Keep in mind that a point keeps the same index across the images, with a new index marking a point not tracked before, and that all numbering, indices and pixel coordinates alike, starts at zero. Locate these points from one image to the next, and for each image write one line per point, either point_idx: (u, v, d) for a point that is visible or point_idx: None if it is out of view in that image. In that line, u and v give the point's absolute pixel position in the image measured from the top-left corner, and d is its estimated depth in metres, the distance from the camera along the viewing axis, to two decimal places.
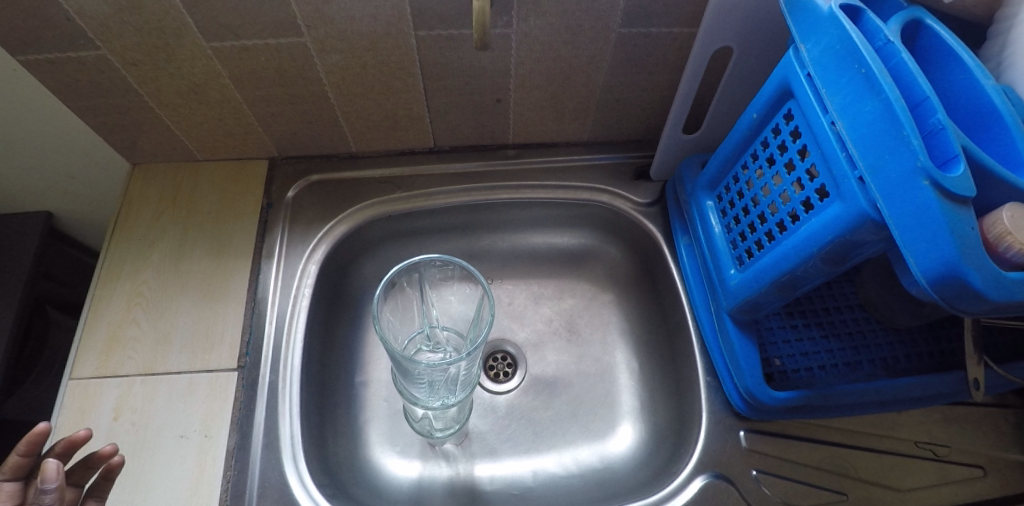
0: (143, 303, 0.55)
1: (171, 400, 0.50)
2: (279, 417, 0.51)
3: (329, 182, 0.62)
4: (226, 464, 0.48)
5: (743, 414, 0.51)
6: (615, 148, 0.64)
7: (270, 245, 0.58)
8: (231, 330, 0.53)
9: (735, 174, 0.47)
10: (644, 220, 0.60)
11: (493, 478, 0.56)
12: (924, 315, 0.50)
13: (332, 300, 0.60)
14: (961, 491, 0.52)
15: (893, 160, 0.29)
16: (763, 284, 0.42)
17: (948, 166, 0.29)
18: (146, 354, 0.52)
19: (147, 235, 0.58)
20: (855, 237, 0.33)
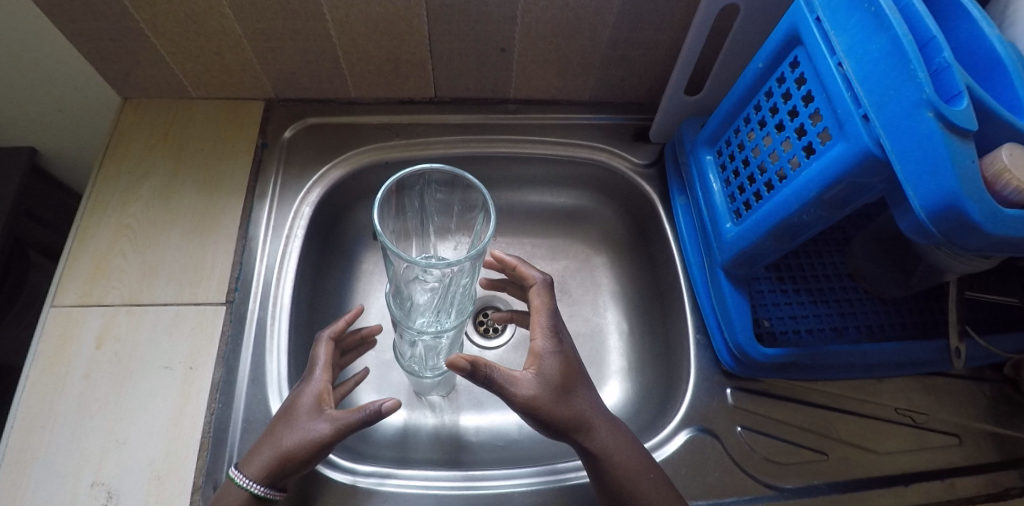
0: (131, 235, 0.54)
1: (156, 331, 0.50)
2: (267, 353, 0.51)
3: (325, 126, 0.61)
4: (211, 397, 0.48)
5: (731, 371, 0.52)
6: (615, 109, 0.64)
7: (263, 185, 0.57)
8: (221, 265, 0.53)
9: (736, 128, 0.48)
10: (642, 181, 0.61)
11: (478, 429, 0.57)
12: (910, 287, 0.54)
13: (324, 245, 0.60)
14: (938, 458, 0.53)
15: (898, 96, 0.30)
16: (761, 233, 0.43)
17: (952, 101, 0.29)
18: (132, 285, 0.52)
19: (137, 168, 0.57)
20: (856, 178, 0.34)
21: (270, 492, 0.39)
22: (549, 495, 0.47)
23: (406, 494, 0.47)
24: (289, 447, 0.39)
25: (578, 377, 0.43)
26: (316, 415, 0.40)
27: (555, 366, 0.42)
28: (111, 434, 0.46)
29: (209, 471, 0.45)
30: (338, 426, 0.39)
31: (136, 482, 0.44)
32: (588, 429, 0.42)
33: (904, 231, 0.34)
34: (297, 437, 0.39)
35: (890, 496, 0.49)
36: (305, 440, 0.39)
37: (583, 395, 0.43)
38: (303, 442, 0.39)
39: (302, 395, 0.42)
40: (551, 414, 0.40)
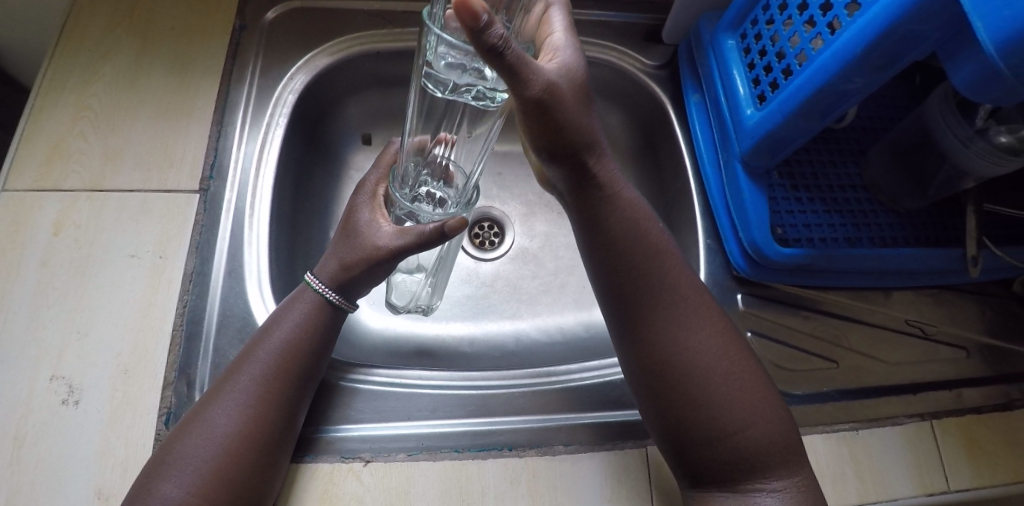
0: (92, 117, 0.48)
1: (121, 218, 0.45)
2: (246, 246, 0.46)
3: (310, 10, 0.55)
4: (183, 289, 0.44)
5: (743, 276, 0.50)
6: (626, 7, 0.59)
7: (241, 69, 0.52)
8: (194, 151, 0.48)
9: (764, 3, 0.44)
10: (653, 83, 0.57)
11: (472, 341, 0.54)
12: (927, 198, 0.51)
13: (310, 142, 0.55)
14: (947, 370, 0.50)
15: None
16: (790, 110, 0.41)
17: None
18: (94, 169, 0.46)
19: (99, 46, 0.50)
20: (911, 25, 0.31)
21: (342, 300, 0.43)
22: (550, 398, 0.45)
23: (397, 393, 0.44)
24: (346, 257, 0.43)
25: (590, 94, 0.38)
26: (375, 219, 0.43)
27: (577, 70, 0.36)
28: (72, 325, 0.41)
29: (183, 367, 0.42)
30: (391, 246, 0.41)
31: (102, 377, 0.40)
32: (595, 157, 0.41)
33: (959, 86, 0.33)
34: (353, 248, 0.43)
35: (901, 403, 0.47)
36: (360, 256, 0.42)
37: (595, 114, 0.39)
38: (358, 251, 0.42)
39: (360, 211, 0.44)
40: (573, 120, 0.35)
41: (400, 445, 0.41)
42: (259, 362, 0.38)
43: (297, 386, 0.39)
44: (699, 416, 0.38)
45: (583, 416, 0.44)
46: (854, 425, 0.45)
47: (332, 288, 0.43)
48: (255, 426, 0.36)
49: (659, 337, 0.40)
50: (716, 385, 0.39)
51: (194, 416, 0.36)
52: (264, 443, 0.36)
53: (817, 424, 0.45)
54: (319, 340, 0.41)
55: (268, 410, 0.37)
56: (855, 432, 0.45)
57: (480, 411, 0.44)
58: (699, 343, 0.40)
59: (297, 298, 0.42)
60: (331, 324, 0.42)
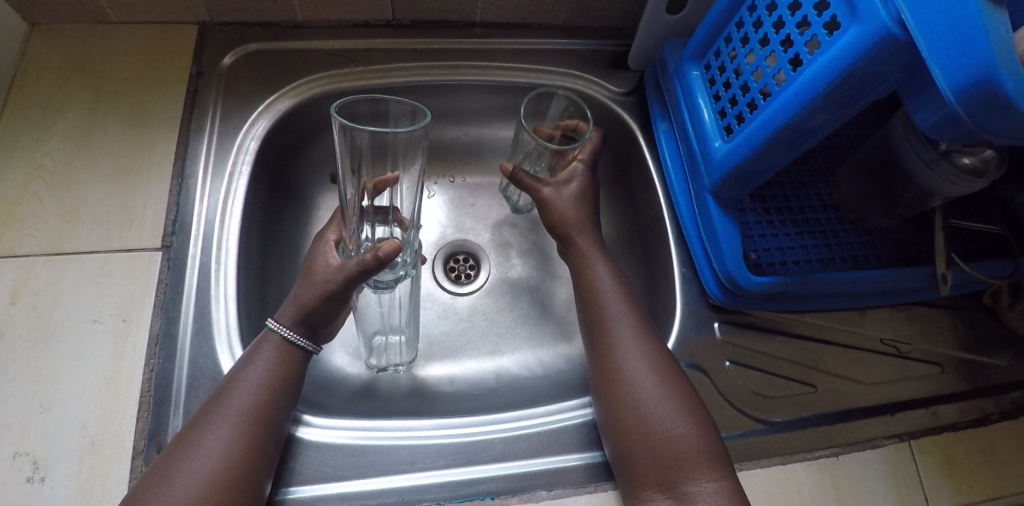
0: (47, 176, 0.46)
1: (81, 281, 0.44)
2: (213, 303, 0.45)
3: (270, 52, 0.54)
4: (150, 352, 0.43)
5: (718, 303, 0.50)
6: (591, 34, 0.59)
7: (201, 117, 0.51)
8: (154, 207, 0.47)
9: (727, 35, 0.44)
10: (622, 110, 0.57)
11: (453, 380, 0.54)
12: (896, 216, 0.51)
13: (277, 186, 0.54)
14: (922, 387, 0.50)
15: None
16: (757, 144, 0.41)
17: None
18: (52, 232, 0.45)
19: (50, 101, 0.49)
20: (870, 67, 0.31)
21: (312, 345, 0.43)
22: (531, 441, 0.45)
23: (375, 446, 0.43)
24: (303, 300, 0.42)
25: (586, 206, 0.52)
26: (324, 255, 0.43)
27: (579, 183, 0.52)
28: (35, 399, 0.40)
29: (152, 433, 0.41)
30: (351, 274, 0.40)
31: (67, 452, 0.39)
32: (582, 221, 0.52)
33: (919, 124, 0.33)
34: (312, 287, 0.42)
35: (878, 425, 0.48)
36: (317, 295, 0.41)
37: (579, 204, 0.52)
38: (315, 296, 0.41)
39: (317, 259, 0.43)
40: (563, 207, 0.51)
41: (380, 500, 0.40)
42: (230, 407, 0.38)
43: (269, 432, 0.39)
44: (643, 417, 0.40)
45: (566, 458, 0.43)
46: (835, 451, 0.45)
47: (298, 332, 0.42)
48: (226, 473, 0.35)
49: (609, 359, 0.45)
50: (662, 404, 0.41)
51: (167, 464, 0.35)
52: (229, 489, 0.35)
53: (798, 451, 0.45)
54: (289, 381, 0.41)
55: (240, 455, 0.36)
56: (836, 457, 0.45)
57: (460, 460, 0.43)
58: (650, 366, 0.43)
59: (263, 343, 0.41)
60: (298, 368, 0.42)
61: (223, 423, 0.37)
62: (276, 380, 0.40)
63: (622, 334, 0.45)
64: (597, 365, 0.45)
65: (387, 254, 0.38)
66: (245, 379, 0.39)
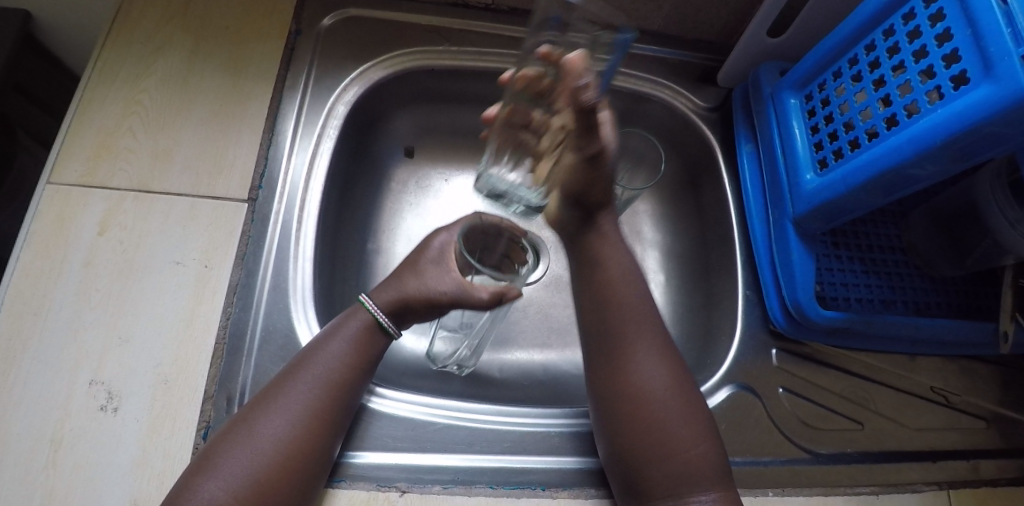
0: (142, 113, 0.47)
1: (168, 222, 0.44)
2: (290, 261, 0.46)
3: (368, 20, 0.55)
4: (227, 301, 0.43)
5: (778, 330, 0.51)
6: (681, 45, 0.60)
7: (295, 75, 0.51)
8: (244, 158, 0.47)
9: (836, 69, 0.45)
10: (704, 126, 0.58)
11: (503, 368, 0.55)
12: (965, 267, 0.51)
13: (357, 155, 0.55)
14: (965, 439, 0.51)
15: None
16: (854, 183, 0.41)
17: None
18: (143, 169, 0.45)
19: (153, 40, 0.49)
20: (995, 127, 0.31)
21: (392, 325, 0.43)
22: (583, 439, 0.45)
23: (433, 423, 0.44)
24: (406, 289, 0.42)
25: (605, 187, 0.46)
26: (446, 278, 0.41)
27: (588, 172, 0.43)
28: (114, 331, 0.41)
29: (222, 381, 0.41)
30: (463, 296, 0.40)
31: (142, 386, 0.40)
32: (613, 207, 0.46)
33: None
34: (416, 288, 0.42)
35: (919, 470, 0.48)
36: (423, 296, 0.41)
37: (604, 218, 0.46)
38: (421, 297, 0.42)
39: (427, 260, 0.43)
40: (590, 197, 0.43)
41: (435, 477, 0.41)
42: (312, 375, 0.39)
43: (343, 407, 0.39)
44: (651, 425, 0.39)
45: None
46: (875, 489, 0.46)
47: (388, 316, 0.43)
48: (298, 436, 0.36)
49: (613, 365, 0.42)
50: (666, 414, 0.39)
51: (243, 419, 0.36)
52: (298, 453, 0.36)
53: (839, 485, 0.46)
54: (368, 360, 0.41)
55: (313, 423, 0.37)
56: (876, 495, 0.46)
57: (514, 448, 0.44)
58: (646, 371, 0.41)
59: (352, 316, 0.42)
60: (380, 346, 0.42)
61: (302, 389, 0.38)
62: (359, 355, 0.41)
63: (621, 331, 0.43)
64: (598, 365, 0.43)
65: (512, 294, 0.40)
66: (329, 351, 0.40)
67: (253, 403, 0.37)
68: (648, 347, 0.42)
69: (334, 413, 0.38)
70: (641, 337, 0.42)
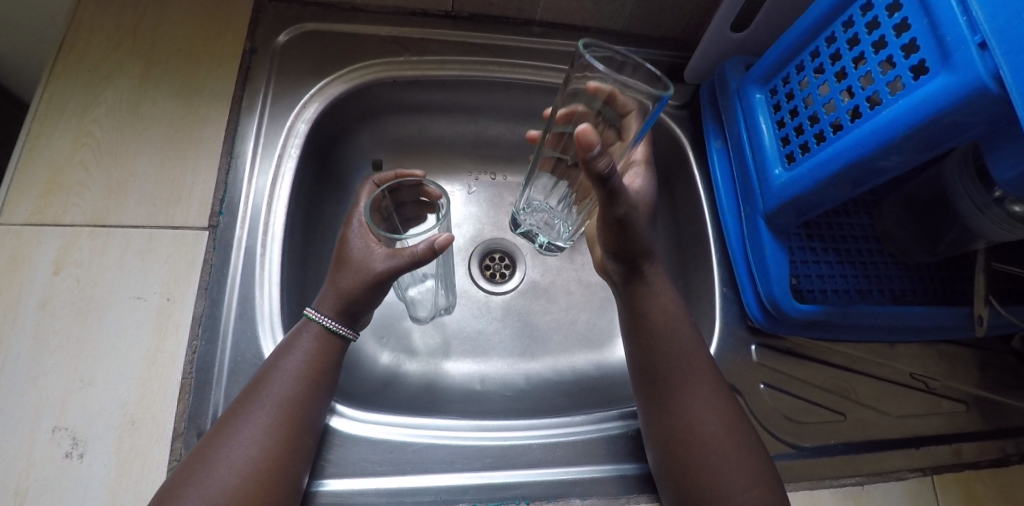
0: (94, 144, 0.45)
1: (126, 256, 0.43)
2: (256, 288, 0.45)
3: (324, 34, 0.53)
4: (192, 333, 0.42)
5: (756, 326, 0.51)
6: (647, 42, 0.59)
7: (252, 95, 0.50)
8: (202, 185, 0.46)
9: (799, 62, 0.44)
10: (674, 123, 0.57)
11: (484, 380, 0.54)
12: (937, 253, 0.51)
13: (321, 172, 0.54)
14: (946, 423, 0.51)
15: None
16: (821, 177, 0.41)
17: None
18: (97, 202, 0.44)
19: (101, 67, 0.48)
20: (957, 116, 0.31)
21: (351, 332, 0.42)
22: (568, 449, 0.44)
23: (414, 445, 0.43)
24: (343, 288, 0.41)
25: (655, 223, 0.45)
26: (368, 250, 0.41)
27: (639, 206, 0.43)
28: (75, 373, 0.40)
29: (192, 416, 0.40)
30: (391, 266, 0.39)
31: (107, 429, 0.38)
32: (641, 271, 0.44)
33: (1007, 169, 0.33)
34: (348, 275, 0.40)
35: (903, 457, 0.48)
36: (362, 283, 0.40)
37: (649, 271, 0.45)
38: (358, 285, 0.40)
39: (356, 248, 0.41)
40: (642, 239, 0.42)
41: (417, 498, 0.40)
42: (268, 400, 0.38)
43: (304, 428, 0.38)
44: (706, 472, 0.39)
45: (601, 467, 0.44)
46: (860, 480, 0.46)
47: (339, 321, 0.41)
48: (264, 464, 0.35)
49: (665, 412, 0.41)
50: (723, 460, 0.39)
51: (204, 451, 0.35)
52: (264, 485, 0.35)
53: (825, 478, 0.46)
54: (325, 373, 0.40)
55: (276, 448, 0.36)
56: (862, 487, 0.46)
57: (498, 463, 0.43)
58: (702, 417, 0.40)
59: (303, 330, 0.41)
60: (336, 355, 0.42)
61: (262, 417, 0.37)
62: (315, 370, 0.40)
63: (672, 376, 0.42)
64: (650, 411, 0.43)
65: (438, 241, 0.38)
66: (285, 372, 0.39)
67: (211, 436, 0.36)
68: (694, 388, 0.42)
69: (297, 435, 0.38)
70: (691, 381, 0.42)
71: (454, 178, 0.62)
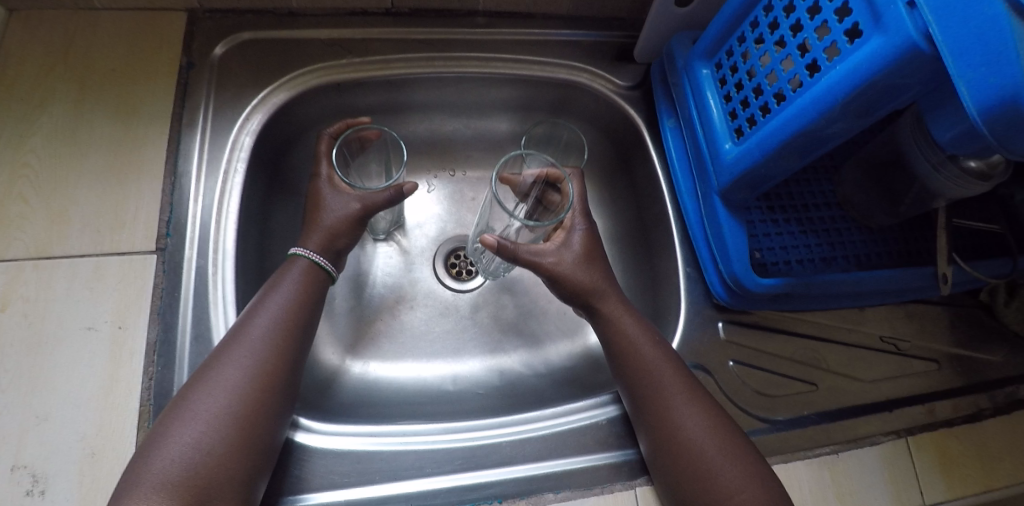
0: (32, 175, 0.44)
1: (73, 286, 0.42)
2: (211, 307, 0.44)
3: (262, 42, 0.52)
4: (148, 359, 0.41)
5: (723, 303, 0.50)
6: (594, 25, 0.58)
7: (192, 111, 0.49)
8: (147, 208, 0.45)
9: (741, 34, 0.43)
10: (626, 105, 0.57)
11: (456, 379, 0.54)
12: (899, 214, 0.50)
13: (273, 184, 0.53)
14: (918, 384, 0.51)
15: None
16: (769, 150, 0.40)
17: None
18: (39, 234, 0.43)
19: (33, 95, 0.46)
20: (893, 79, 0.30)
21: (330, 265, 0.47)
22: (538, 444, 0.44)
23: (381, 453, 0.43)
24: (330, 227, 0.47)
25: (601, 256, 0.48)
26: (343, 197, 0.48)
27: (581, 241, 0.47)
28: (29, 410, 0.39)
29: None
30: (367, 203, 0.48)
31: (65, 464, 0.38)
32: (601, 294, 0.46)
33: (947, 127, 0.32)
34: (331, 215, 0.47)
35: (877, 422, 0.48)
36: (343, 218, 0.47)
37: (608, 300, 0.46)
38: (339, 220, 0.47)
39: (326, 193, 0.48)
40: (574, 281, 0.46)
41: None
42: (260, 326, 0.40)
43: (297, 351, 0.41)
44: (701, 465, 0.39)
45: (574, 461, 0.43)
46: (835, 448, 0.46)
47: (325, 258, 0.47)
48: (258, 384, 0.37)
49: (653, 413, 0.41)
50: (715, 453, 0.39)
51: (204, 371, 0.37)
52: (262, 398, 0.37)
53: (800, 449, 0.46)
54: (311, 302, 0.44)
55: (273, 360, 0.39)
56: (836, 454, 0.46)
57: (468, 464, 0.43)
58: (689, 416, 0.41)
59: (292, 265, 0.45)
60: (320, 287, 0.46)
61: (259, 335, 0.40)
62: (304, 298, 0.43)
63: (653, 377, 0.43)
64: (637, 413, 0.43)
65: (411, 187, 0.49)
66: (276, 300, 0.42)
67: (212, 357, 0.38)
68: (678, 388, 0.42)
69: (291, 354, 0.40)
70: (674, 383, 0.42)
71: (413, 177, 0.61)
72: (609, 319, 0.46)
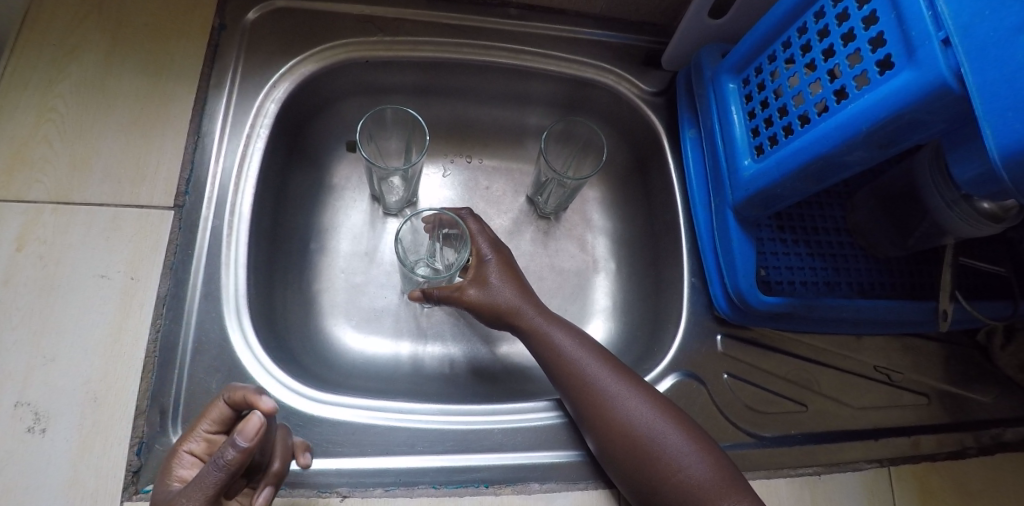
0: (58, 120, 0.45)
1: (90, 234, 0.43)
2: (222, 267, 0.45)
3: (296, 11, 0.52)
4: (157, 313, 0.42)
5: (723, 317, 0.51)
6: (625, 27, 0.58)
7: (221, 73, 0.49)
8: (169, 164, 0.45)
9: (771, 53, 0.43)
10: (649, 111, 0.57)
11: (452, 363, 0.55)
12: (908, 247, 0.51)
13: (292, 152, 0.54)
14: (906, 416, 0.52)
15: (994, 17, 0.26)
16: (787, 171, 0.41)
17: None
18: (61, 179, 0.43)
19: (65, 41, 0.47)
20: (919, 114, 0.31)
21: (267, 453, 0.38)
22: (528, 434, 0.45)
23: (375, 427, 0.43)
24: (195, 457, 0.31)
25: (518, 272, 0.51)
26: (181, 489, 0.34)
27: (497, 269, 0.49)
28: (38, 350, 0.40)
29: (155, 394, 0.41)
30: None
31: (70, 405, 0.39)
32: (519, 312, 0.48)
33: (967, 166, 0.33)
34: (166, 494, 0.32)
35: (862, 449, 0.49)
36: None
37: (529, 314, 0.48)
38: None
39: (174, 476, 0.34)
40: (484, 304, 0.48)
41: (378, 480, 0.41)
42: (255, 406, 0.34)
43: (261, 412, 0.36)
44: (641, 443, 0.40)
45: (563, 455, 0.44)
46: (817, 470, 0.47)
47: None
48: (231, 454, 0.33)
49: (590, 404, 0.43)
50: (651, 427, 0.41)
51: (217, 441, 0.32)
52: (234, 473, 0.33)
53: (783, 467, 0.47)
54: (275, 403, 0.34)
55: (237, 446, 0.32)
56: (818, 476, 0.46)
57: (458, 447, 0.44)
58: (621, 396, 0.43)
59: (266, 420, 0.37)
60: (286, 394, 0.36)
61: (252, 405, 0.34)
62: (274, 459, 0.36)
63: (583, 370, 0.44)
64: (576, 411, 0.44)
65: (246, 440, 0.29)
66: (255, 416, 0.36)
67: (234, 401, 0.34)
68: (605, 375, 0.44)
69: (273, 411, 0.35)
70: (600, 371, 0.44)
71: (429, 160, 0.62)
72: (530, 333, 0.47)
